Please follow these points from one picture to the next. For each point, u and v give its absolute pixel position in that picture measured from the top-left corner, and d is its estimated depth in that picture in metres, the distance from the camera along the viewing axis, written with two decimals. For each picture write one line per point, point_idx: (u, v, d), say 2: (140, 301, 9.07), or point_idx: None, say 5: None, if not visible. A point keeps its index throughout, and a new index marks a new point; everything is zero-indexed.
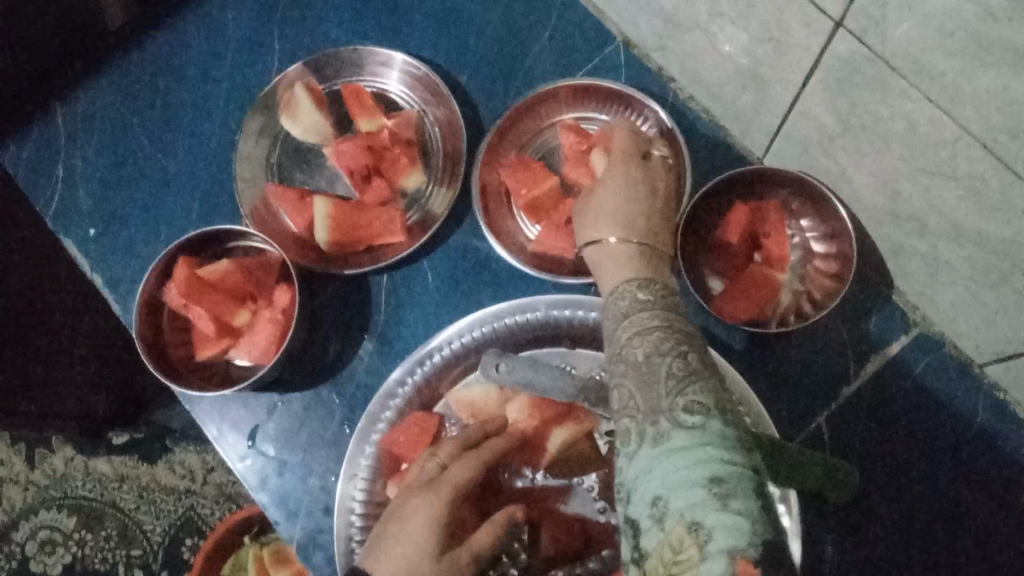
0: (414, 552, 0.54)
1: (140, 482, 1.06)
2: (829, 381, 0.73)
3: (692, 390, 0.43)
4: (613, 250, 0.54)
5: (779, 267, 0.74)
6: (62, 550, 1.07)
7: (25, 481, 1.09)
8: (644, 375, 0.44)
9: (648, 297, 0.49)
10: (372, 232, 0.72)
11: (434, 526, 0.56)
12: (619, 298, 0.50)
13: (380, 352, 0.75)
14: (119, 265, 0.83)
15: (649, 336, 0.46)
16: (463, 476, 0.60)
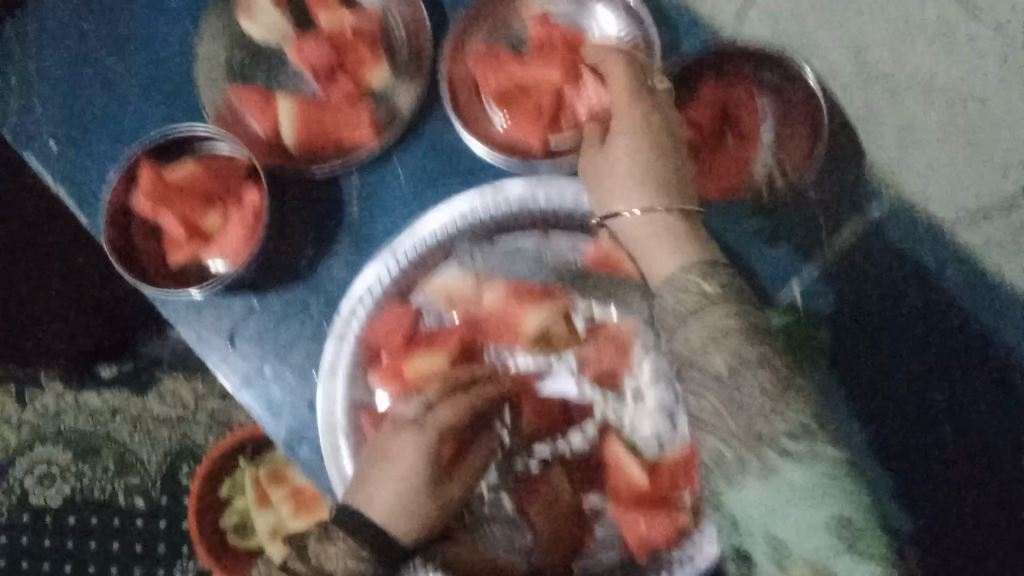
0: (405, 490, 0.62)
1: (133, 414, 1.23)
2: (800, 257, 0.72)
3: (786, 410, 0.54)
4: (641, 227, 0.67)
5: (750, 142, 0.71)
6: (60, 482, 1.24)
7: (17, 421, 1.24)
8: (732, 398, 0.55)
9: (711, 285, 0.60)
10: (339, 131, 0.74)
11: (424, 464, 0.63)
12: (685, 289, 0.59)
13: (355, 249, 0.77)
14: (82, 177, 0.80)
15: (727, 339, 0.55)
16: (450, 418, 0.65)
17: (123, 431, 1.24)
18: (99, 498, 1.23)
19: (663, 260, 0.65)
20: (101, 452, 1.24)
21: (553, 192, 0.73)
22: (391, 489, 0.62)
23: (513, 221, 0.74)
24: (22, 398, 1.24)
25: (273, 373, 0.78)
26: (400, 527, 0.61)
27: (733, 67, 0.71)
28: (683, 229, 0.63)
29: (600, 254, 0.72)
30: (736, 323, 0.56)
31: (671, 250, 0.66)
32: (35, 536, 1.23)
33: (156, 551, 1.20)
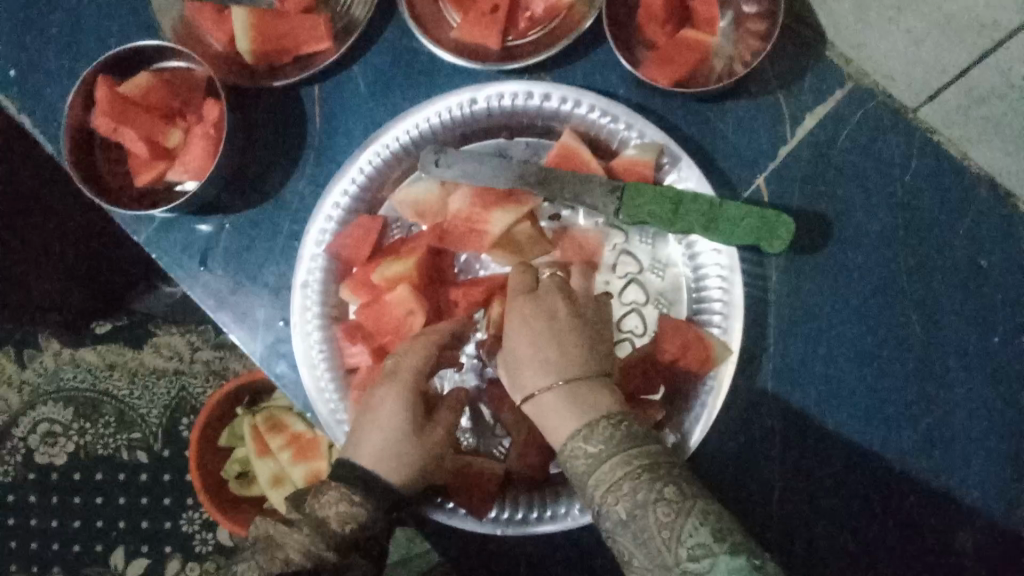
0: (390, 439, 0.61)
1: (128, 367, 1.21)
2: (763, 146, 0.71)
3: (687, 535, 0.46)
4: (553, 403, 0.56)
5: (709, 30, 0.69)
6: (64, 439, 1.22)
7: (19, 382, 1.23)
8: (635, 533, 0.48)
9: (600, 446, 0.51)
10: (296, 41, 0.73)
11: (406, 411, 0.62)
12: (575, 456, 0.53)
13: (320, 162, 0.77)
14: (47, 105, 0.80)
15: (621, 492, 0.49)
16: (421, 363, 0.64)
17: (121, 385, 1.21)
18: (102, 455, 1.21)
19: (581, 411, 0.54)
20: (102, 408, 1.22)
21: (518, 95, 0.72)
22: (376, 440, 0.61)
23: (478, 126, 0.74)
24: (20, 359, 1.24)
25: (247, 292, 0.78)
26: (388, 472, 0.60)
27: None
28: (585, 403, 0.54)
29: (563, 151, 0.70)
30: (620, 469, 0.50)
31: (580, 413, 0.54)
32: (42, 494, 1.22)
33: (160, 503, 1.19)
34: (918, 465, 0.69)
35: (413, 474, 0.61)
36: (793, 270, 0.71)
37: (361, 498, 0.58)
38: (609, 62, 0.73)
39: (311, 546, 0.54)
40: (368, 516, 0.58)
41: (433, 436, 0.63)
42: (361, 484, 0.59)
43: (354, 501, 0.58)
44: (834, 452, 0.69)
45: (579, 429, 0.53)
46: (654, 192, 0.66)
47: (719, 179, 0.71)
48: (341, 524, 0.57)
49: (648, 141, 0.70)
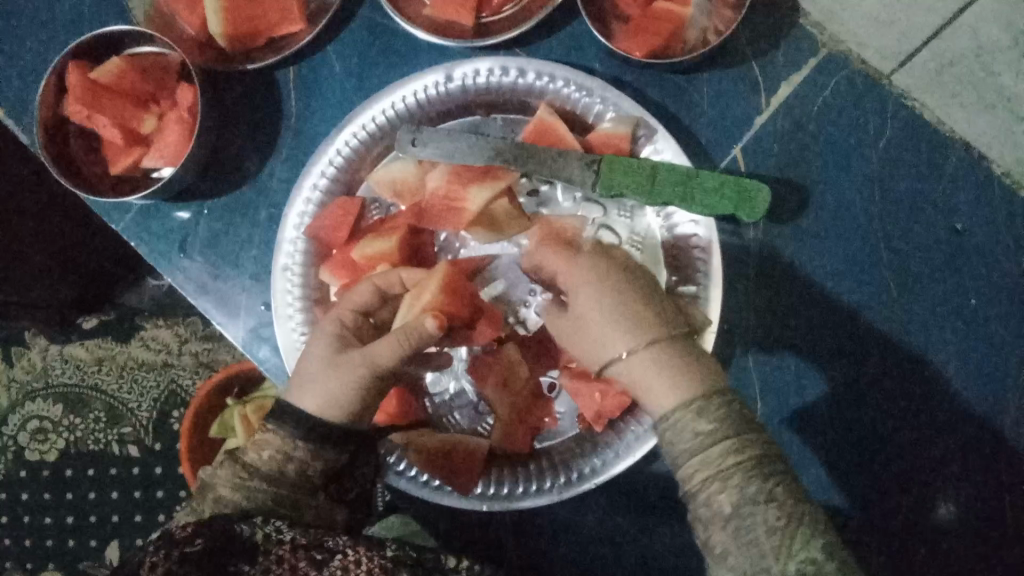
0: (311, 368, 0.61)
1: (117, 361, 1.22)
2: (740, 115, 0.71)
3: (797, 547, 0.47)
4: (646, 368, 0.54)
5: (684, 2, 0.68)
6: (54, 435, 1.22)
7: (8, 380, 1.24)
8: (738, 534, 0.48)
9: (712, 424, 0.51)
10: (269, 23, 0.72)
11: (327, 344, 0.62)
12: (679, 431, 0.52)
13: (297, 145, 0.77)
14: (19, 93, 0.79)
15: (732, 484, 0.49)
16: (361, 301, 0.64)
17: (111, 381, 1.22)
18: (94, 449, 1.21)
19: (665, 384, 0.54)
20: (91, 404, 1.22)
21: (493, 71, 0.72)
22: (303, 377, 0.61)
23: (454, 104, 0.74)
24: (9, 357, 1.24)
25: (227, 277, 0.78)
26: (304, 401, 0.60)
27: None
28: (680, 374, 0.54)
29: (540, 127, 0.70)
30: (732, 460, 0.50)
31: (677, 381, 0.53)
32: (34, 491, 1.21)
33: (154, 496, 1.19)
34: (899, 429, 0.70)
35: (324, 405, 0.60)
36: (771, 239, 0.71)
37: (277, 425, 0.59)
38: (584, 36, 0.73)
39: (237, 480, 0.57)
40: (297, 449, 0.58)
41: (348, 367, 0.60)
42: (275, 414, 0.60)
43: (281, 438, 0.58)
44: (816, 418, 0.70)
45: (680, 403, 0.52)
46: (630, 163, 0.67)
47: (695, 151, 0.71)
48: (260, 453, 0.58)
49: (624, 114, 0.70)
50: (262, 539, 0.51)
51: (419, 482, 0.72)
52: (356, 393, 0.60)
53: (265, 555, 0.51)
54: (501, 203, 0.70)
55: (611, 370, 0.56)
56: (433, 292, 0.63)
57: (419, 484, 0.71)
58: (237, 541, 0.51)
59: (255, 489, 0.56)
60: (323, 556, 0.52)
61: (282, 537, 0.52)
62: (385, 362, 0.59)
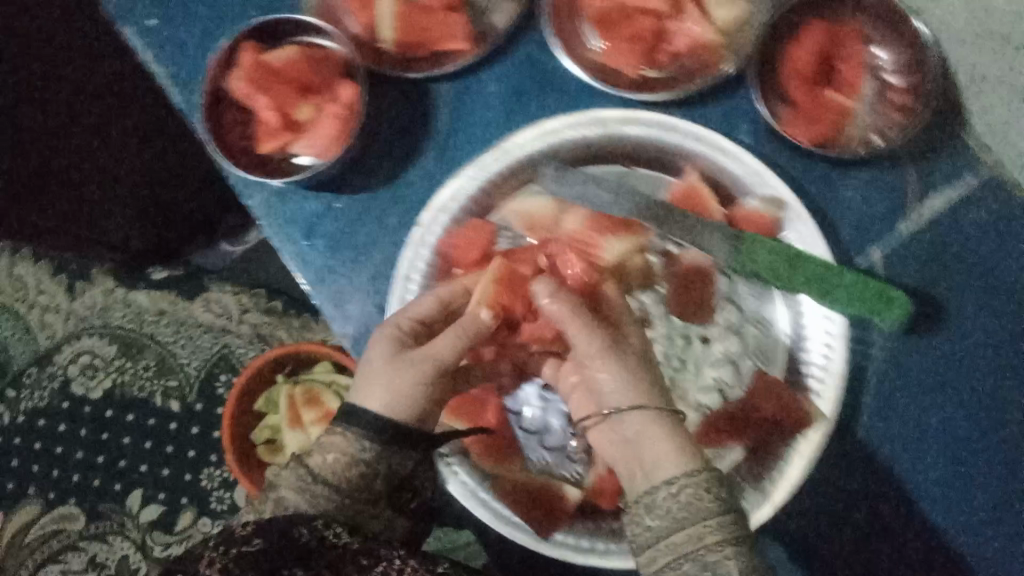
0: (372, 366, 0.62)
1: (177, 316, 1.22)
2: (887, 216, 0.70)
3: None
4: (642, 428, 0.58)
5: (850, 93, 0.68)
6: (102, 374, 1.23)
7: (65, 311, 1.26)
8: None
9: (716, 497, 0.54)
10: (438, 37, 0.74)
11: (389, 352, 0.63)
12: (665, 501, 0.54)
13: (439, 158, 0.78)
14: (179, 55, 0.80)
15: (733, 555, 0.52)
16: (423, 312, 0.66)
17: (167, 333, 1.22)
18: (136, 396, 1.22)
19: (650, 470, 0.57)
20: (144, 351, 1.23)
21: (651, 127, 0.72)
22: (363, 379, 0.63)
23: (604, 150, 0.74)
24: (72, 289, 1.25)
25: (345, 271, 0.78)
26: (372, 404, 0.61)
27: (839, 16, 0.69)
28: (681, 446, 0.57)
29: (688, 190, 0.71)
30: (732, 529, 0.53)
31: (678, 450, 0.57)
32: (72, 424, 1.23)
33: (185, 455, 1.19)
34: (981, 564, 0.69)
35: (394, 405, 0.61)
36: (895, 349, 0.70)
37: (342, 429, 0.61)
38: (746, 110, 0.72)
39: (302, 483, 0.60)
40: (364, 453, 0.60)
41: (413, 367, 0.61)
42: (344, 416, 0.61)
43: (344, 441, 0.60)
44: (897, 532, 0.70)
45: (685, 469, 0.55)
46: (773, 246, 0.68)
47: (837, 246, 0.71)
48: (328, 462, 0.60)
49: (774, 194, 0.70)
50: (317, 541, 0.58)
51: (499, 514, 0.71)
52: (422, 391, 0.62)
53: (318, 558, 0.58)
54: (626, 248, 0.70)
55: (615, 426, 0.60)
56: (484, 284, 0.67)
57: (497, 517, 0.71)
58: (294, 545, 0.57)
59: (318, 495, 0.60)
60: (368, 562, 0.60)
61: (337, 540, 0.59)
62: (446, 360, 0.63)
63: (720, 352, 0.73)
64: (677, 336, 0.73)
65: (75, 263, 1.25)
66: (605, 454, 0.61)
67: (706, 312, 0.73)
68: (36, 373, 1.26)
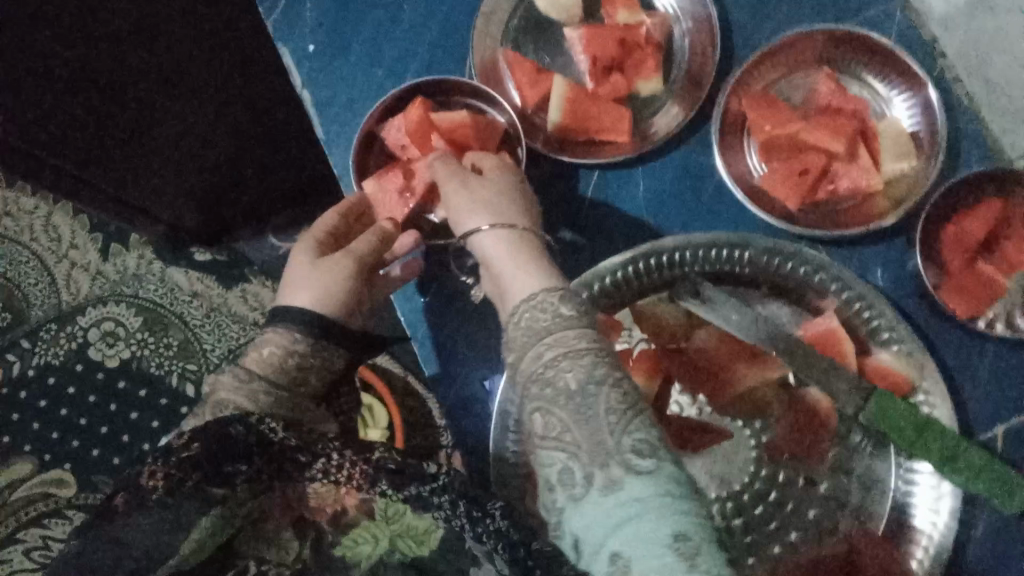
0: (291, 271, 0.66)
1: (211, 300, 1.23)
2: (1016, 394, 0.70)
3: (633, 427, 0.49)
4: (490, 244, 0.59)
5: (1006, 270, 0.69)
6: (122, 344, 1.20)
7: (95, 271, 1.25)
8: (580, 411, 0.49)
9: (573, 309, 0.52)
10: (600, 126, 0.73)
11: (310, 254, 0.67)
12: (541, 309, 0.52)
13: (575, 244, 0.76)
14: (333, 88, 0.79)
15: (580, 361, 0.49)
16: (329, 224, 0.69)
17: (196, 315, 1.22)
18: (152, 373, 1.19)
19: (525, 295, 0.54)
20: (169, 329, 1.21)
21: (801, 263, 0.71)
22: (287, 284, 0.65)
23: (747, 273, 0.73)
24: (105, 251, 1.26)
25: (454, 334, 0.78)
26: (295, 301, 0.63)
27: (1015, 194, 0.69)
28: (530, 265, 0.56)
29: (826, 333, 0.70)
30: (587, 344, 0.50)
31: (533, 271, 0.55)
32: (81, 388, 1.17)
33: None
34: None
35: (322, 300, 0.63)
36: (999, 529, 0.69)
37: (289, 331, 0.62)
38: (887, 258, 0.73)
39: (249, 388, 0.59)
40: (297, 344, 0.61)
41: (336, 265, 0.65)
42: (278, 317, 0.63)
43: (278, 336, 0.62)
44: None
45: (539, 286, 0.53)
46: (904, 407, 0.66)
47: (960, 415, 0.70)
48: (262, 363, 0.61)
49: (912, 353, 0.69)
50: (256, 438, 0.53)
51: None
52: (346, 284, 0.64)
53: (260, 454, 0.53)
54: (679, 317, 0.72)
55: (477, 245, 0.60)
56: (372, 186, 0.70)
57: None
58: (235, 442, 0.53)
59: (258, 390, 0.59)
60: (306, 458, 0.55)
61: (274, 436, 0.54)
62: (364, 254, 0.66)
63: (823, 492, 0.71)
64: (781, 470, 0.71)
65: (115, 225, 1.27)
66: (492, 293, 0.61)
67: (816, 453, 0.71)
68: (55, 330, 1.21)
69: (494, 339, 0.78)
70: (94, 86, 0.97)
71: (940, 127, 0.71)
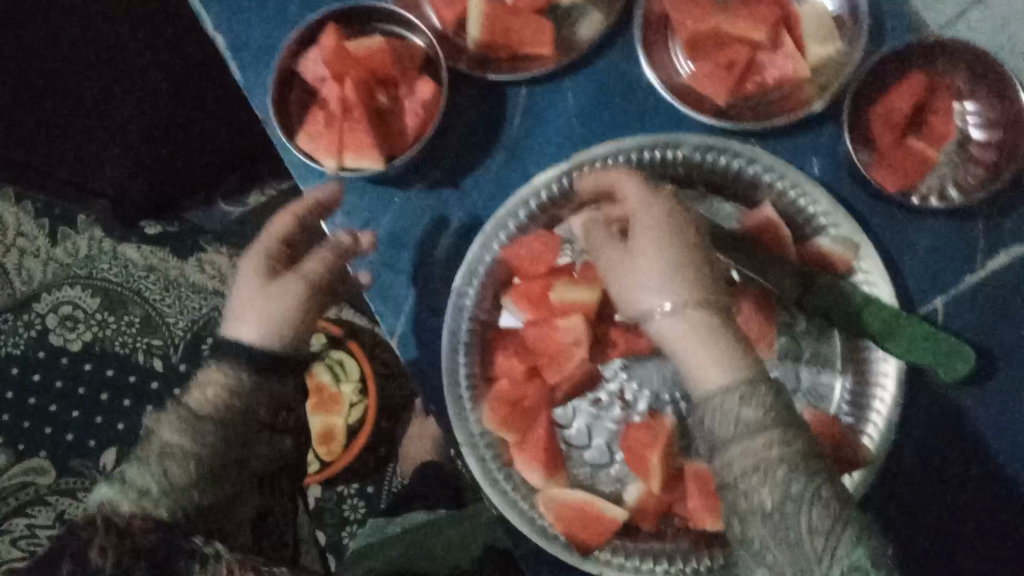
0: (243, 291, 0.63)
1: (167, 275, 1.23)
2: (954, 265, 0.71)
3: (837, 543, 0.53)
4: (680, 327, 0.60)
5: (936, 143, 0.69)
6: (83, 327, 1.23)
7: (46, 256, 1.24)
8: (777, 520, 0.53)
9: (753, 411, 0.55)
10: (520, 41, 0.72)
11: (258, 266, 0.65)
12: (726, 413, 0.56)
13: (509, 163, 0.76)
14: (245, 27, 0.77)
15: (776, 475, 0.53)
16: (286, 229, 0.67)
17: (154, 291, 1.23)
18: (118, 352, 1.22)
19: (710, 347, 0.59)
20: (128, 307, 1.23)
21: (732, 156, 0.72)
22: (237, 300, 0.64)
23: (681, 172, 0.73)
24: (54, 235, 1.24)
25: (399, 268, 0.76)
26: (244, 333, 0.61)
27: (938, 69, 0.70)
28: (721, 355, 0.59)
29: (761, 223, 0.70)
30: (781, 416, 0.55)
31: (719, 356, 0.59)
32: (46, 375, 1.22)
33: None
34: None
35: (269, 330, 0.62)
36: (948, 396, 0.71)
37: (228, 366, 0.59)
38: (819, 144, 0.72)
39: (185, 426, 0.57)
40: (240, 384, 0.59)
41: (288, 287, 0.63)
42: (223, 347, 0.61)
43: (222, 378, 0.59)
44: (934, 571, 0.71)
45: (729, 382, 0.57)
46: (838, 287, 0.68)
47: (901, 291, 0.71)
48: (206, 399, 0.58)
49: (846, 236, 0.71)
50: (197, 520, 0.54)
51: (536, 523, 0.73)
52: (298, 312, 0.63)
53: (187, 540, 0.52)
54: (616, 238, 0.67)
55: (651, 323, 0.62)
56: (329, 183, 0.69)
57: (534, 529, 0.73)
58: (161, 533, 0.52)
59: (203, 431, 0.57)
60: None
61: (212, 548, 0.52)
62: (315, 277, 0.65)
63: (773, 383, 0.72)
64: None
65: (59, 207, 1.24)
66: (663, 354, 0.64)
67: (766, 343, 0.71)
68: (12, 320, 1.24)
69: (437, 269, 0.76)
70: (64, 75, 0.95)
71: (859, 4, 0.71)
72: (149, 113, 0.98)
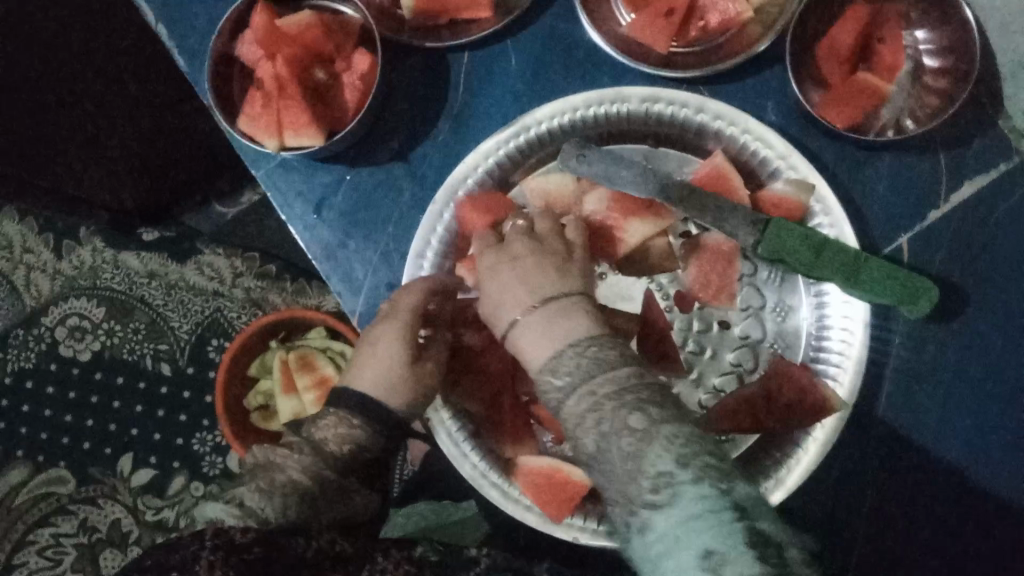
0: (385, 369, 0.64)
1: (168, 279, 1.17)
2: (918, 200, 0.69)
3: (649, 466, 0.45)
4: (532, 325, 0.55)
5: (888, 75, 0.68)
6: (91, 337, 1.18)
7: (53, 271, 1.19)
8: (604, 465, 0.47)
9: (565, 379, 0.51)
10: (457, 7, 0.70)
11: (404, 345, 0.64)
12: (547, 380, 0.52)
13: (456, 131, 0.75)
14: (186, 17, 0.77)
15: (592, 420, 0.48)
16: (415, 304, 0.66)
17: (158, 296, 1.17)
18: (126, 359, 1.17)
19: (558, 335, 0.53)
20: (133, 314, 1.18)
21: (677, 104, 0.70)
22: (373, 368, 0.64)
23: (629, 127, 0.71)
24: (58, 248, 1.19)
25: (356, 247, 0.76)
26: (366, 389, 0.63)
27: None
28: (566, 331, 0.54)
29: (712, 172, 0.68)
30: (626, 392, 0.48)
31: (558, 334, 0.53)
32: (60, 386, 1.17)
33: (175, 420, 1.15)
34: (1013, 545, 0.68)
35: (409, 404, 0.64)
36: (920, 334, 0.69)
37: (361, 422, 0.61)
38: (770, 90, 0.71)
39: (313, 467, 0.58)
40: (353, 429, 0.61)
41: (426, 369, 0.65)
42: (354, 408, 0.62)
43: (348, 424, 0.61)
44: (925, 511, 0.69)
45: (587, 337, 0.52)
46: (799, 233, 0.64)
47: (864, 231, 0.69)
48: (339, 444, 0.60)
49: (802, 178, 0.67)
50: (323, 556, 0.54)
51: (512, 497, 0.71)
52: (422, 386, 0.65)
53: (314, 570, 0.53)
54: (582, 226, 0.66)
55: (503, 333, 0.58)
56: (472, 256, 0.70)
57: (511, 502, 0.71)
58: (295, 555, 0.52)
59: (325, 479, 0.58)
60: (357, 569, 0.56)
61: (335, 551, 0.55)
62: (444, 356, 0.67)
63: (738, 335, 0.71)
64: (695, 319, 0.72)
65: (62, 220, 1.19)
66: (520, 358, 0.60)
67: (725, 290, 0.70)
68: (23, 335, 1.19)
69: (395, 243, 0.76)
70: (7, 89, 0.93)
71: None
72: (122, 117, 0.99)
